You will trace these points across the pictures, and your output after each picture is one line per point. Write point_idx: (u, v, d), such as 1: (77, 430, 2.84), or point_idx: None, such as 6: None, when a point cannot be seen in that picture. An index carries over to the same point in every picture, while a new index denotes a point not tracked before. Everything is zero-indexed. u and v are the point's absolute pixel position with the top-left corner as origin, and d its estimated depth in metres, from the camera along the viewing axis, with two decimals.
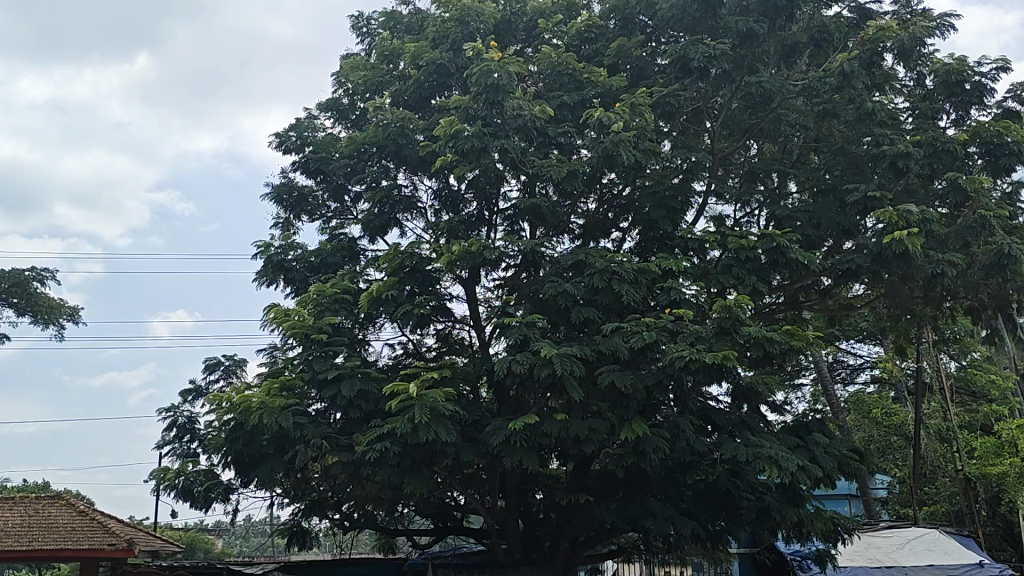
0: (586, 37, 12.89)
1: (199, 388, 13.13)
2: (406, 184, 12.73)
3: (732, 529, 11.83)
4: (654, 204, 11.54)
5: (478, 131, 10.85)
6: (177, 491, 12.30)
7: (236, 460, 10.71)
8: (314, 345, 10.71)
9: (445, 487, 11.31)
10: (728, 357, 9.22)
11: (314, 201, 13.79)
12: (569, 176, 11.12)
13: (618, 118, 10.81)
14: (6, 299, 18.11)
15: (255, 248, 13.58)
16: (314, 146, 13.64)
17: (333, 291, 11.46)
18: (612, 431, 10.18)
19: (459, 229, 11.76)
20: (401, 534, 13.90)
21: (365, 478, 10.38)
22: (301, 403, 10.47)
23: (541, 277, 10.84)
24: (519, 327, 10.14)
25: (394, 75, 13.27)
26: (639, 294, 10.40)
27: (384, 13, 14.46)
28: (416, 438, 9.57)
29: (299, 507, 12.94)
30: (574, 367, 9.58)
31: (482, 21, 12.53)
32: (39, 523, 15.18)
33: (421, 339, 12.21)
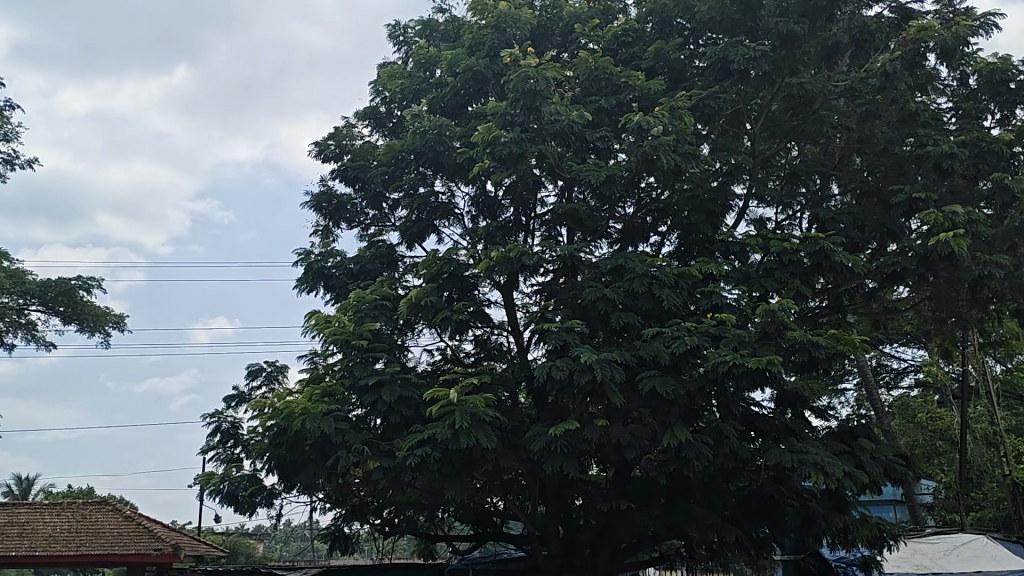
0: (622, 41, 12.83)
1: (242, 394, 13.22)
2: (443, 191, 12.76)
3: (777, 535, 11.74)
4: (694, 207, 11.47)
5: (516, 137, 10.88)
6: (222, 496, 12.42)
7: (278, 465, 10.80)
8: (355, 352, 10.76)
9: (486, 493, 11.31)
10: (772, 362, 9.14)
11: (353, 209, 13.90)
12: (608, 181, 11.08)
13: (657, 122, 10.76)
14: (53, 307, 18.46)
15: (295, 256, 13.73)
16: (353, 154, 13.79)
17: (373, 297, 11.54)
18: (654, 437, 10.13)
19: (496, 235, 11.73)
20: (442, 540, 13.92)
21: (407, 484, 10.41)
22: (343, 409, 10.53)
23: (581, 282, 10.81)
24: (559, 332, 10.13)
25: (431, 83, 13.32)
26: (680, 298, 10.34)
27: (421, 22, 14.53)
28: (457, 444, 9.57)
29: (340, 512, 13.00)
30: (615, 372, 9.54)
31: (519, 27, 12.54)
32: (87, 528, 15.43)
33: (459, 345, 12.22)
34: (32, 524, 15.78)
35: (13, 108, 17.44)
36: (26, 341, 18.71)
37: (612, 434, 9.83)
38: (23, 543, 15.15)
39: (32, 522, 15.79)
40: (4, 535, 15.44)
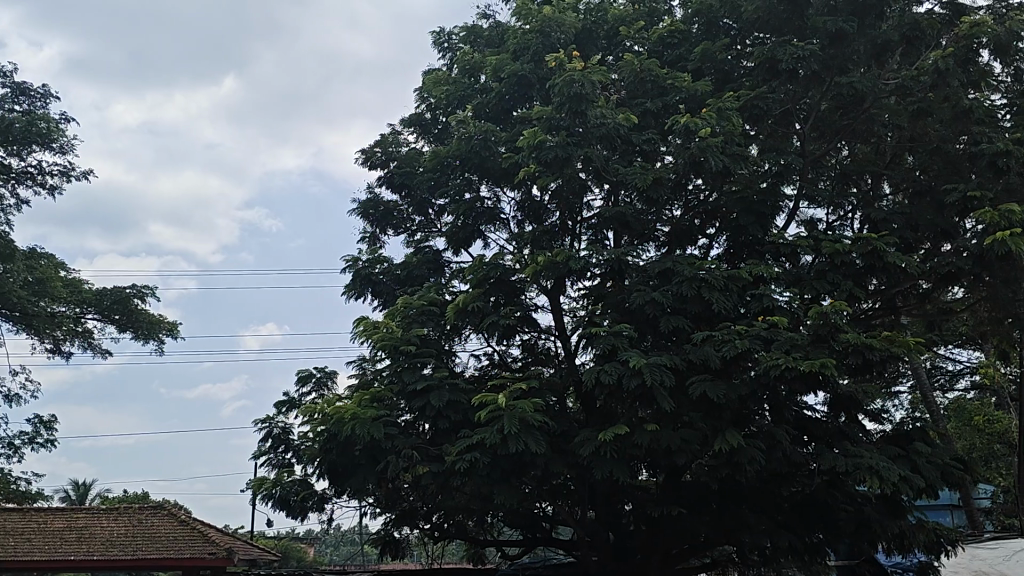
0: (668, 42, 12.76)
1: (292, 400, 13.34)
2: (489, 197, 12.79)
3: (831, 540, 11.57)
4: (743, 209, 11.34)
5: (562, 141, 10.86)
6: (274, 500, 12.53)
7: (329, 470, 10.88)
8: (403, 357, 10.83)
9: (535, 499, 11.29)
10: (825, 365, 9.01)
11: (400, 215, 13.99)
12: (655, 184, 11.02)
13: (705, 123, 10.69)
14: (109, 316, 18.84)
15: (343, 263, 13.86)
16: (399, 161, 13.87)
17: (420, 303, 11.59)
18: (704, 441, 10.03)
19: (543, 240, 11.73)
20: (490, 545, 13.92)
21: (456, 489, 10.43)
22: (391, 414, 10.58)
23: (628, 286, 10.76)
24: (607, 336, 10.08)
25: (476, 89, 13.37)
26: (730, 301, 10.24)
27: (465, 28, 14.57)
28: (505, 449, 9.57)
29: (389, 517, 13.06)
30: (665, 377, 9.47)
31: (564, 31, 12.50)
32: (143, 533, 15.76)
33: (506, 350, 12.22)
34: (89, 528, 16.10)
35: (69, 121, 17.87)
36: (83, 349, 19.10)
37: (662, 438, 9.74)
38: (82, 547, 15.46)
39: (89, 527, 16.15)
40: (63, 539, 15.77)
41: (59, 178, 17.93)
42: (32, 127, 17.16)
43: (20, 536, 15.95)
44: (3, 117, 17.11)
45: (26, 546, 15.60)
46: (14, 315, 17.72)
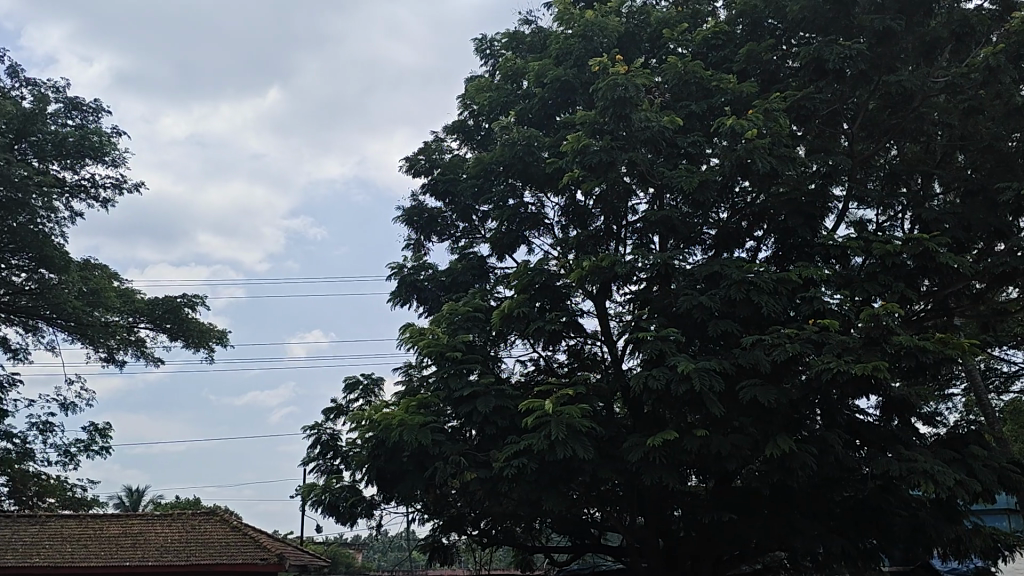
0: (712, 44, 12.65)
1: (340, 407, 13.43)
2: (533, 202, 12.78)
3: (885, 546, 11.35)
4: (791, 211, 11.19)
5: (607, 145, 10.83)
6: (324, 506, 12.62)
7: (376, 476, 10.94)
8: (450, 364, 10.86)
9: (582, 505, 11.24)
10: (878, 368, 8.86)
11: (444, 222, 14.04)
12: (701, 187, 10.94)
13: (751, 125, 10.59)
14: (161, 325, 19.16)
15: (388, 270, 13.94)
16: (443, 168, 13.93)
17: (466, 309, 11.60)
18: (755, 446, 9.92)
19: (588, 245, 11.70)
20: (538, 551, 13.87)
21: (504, 495, 10.42)
22: (438, 420, 10.62)
23: (675, 290, 10.67)
24: (654, 341, 10.01)
25: (519, 95, 13.38)
26: (780, 305, 10.11)
27: (507, 34, 14.59)
28: (553, 455, 9.53)
29: (437, 523, 13.06)
30: (714, 381, 9.38)
31: (606, 35, 12.45)
32: (196, 539, 16.10)
33: (552, 355, 12.19)
34: (144, 534, 16.43)
35: (120, 135, 18.23)
36: (136, 358, 19.44)
37: (712, 444, 9.65)
38: (137, 552, 15.75)
39: (144, 533, 16.48)
40: (119, 545, 16.07)
41: (111, 191, 18.28)
42: (85, 140, 17.54)
43: (76, 543, 16.23)
44: (57, 131, 17.38)
45: (83, 551, 15.88)
46: (69, 325, 18.14)
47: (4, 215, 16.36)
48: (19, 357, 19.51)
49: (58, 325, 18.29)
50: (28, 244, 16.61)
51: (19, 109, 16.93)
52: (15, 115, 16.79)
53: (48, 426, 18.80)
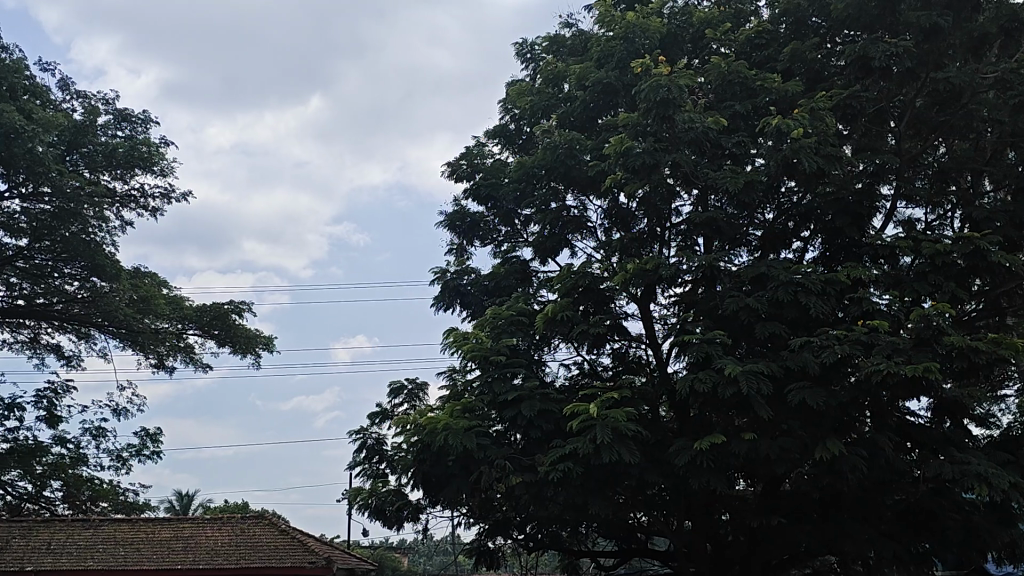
0: (756, 43, 12.55)
1: (385, 411, 13.50)
2: (575, 205, 12.76)
3: (938, 550, 11.14)
4: (838, 211, 11.07)
5: (650, 147, 10.79)
6: (371, 510, 12.69)
7: (422, 480, 10.98)
8: (494, 368, 10.88)
9: (629, 509, 11.18)
10: (928, 369, 8.72)
11: (486, 226, 14.07)
12: (746, 187, 10.85)
13: (797, 123, 10.49)
14: (209, 331, 19.41)
15: (431, 275, 14.01)
16: (484, 172, 13.95)
17: (509, 313, 11.60)
18: (804, 450, 9.79)
19: (632, 247, 11.65)
20: (585, 555, 13.82)
21: (548, 499, 10.40)
22: (483, 424, 10.64)
23: (721, 292, 10.58)
24: (700, 344, 9.94)
25: (561, 98, 13.36)
26: (828, 306, 9.98)
27: (548, 38, 14.56)
28: (599, 459, 9.50)
29: (483, 527, 13.07)
30: (761, 384, 9.29)
31: (648, 37, 12.39)
32: (246, 542, 16.41)
33: (596, 358, 12.15)
34: (195, 537, 16.74)
35: (168, 145, 18.54)
36: (185, 364, 19.73)
37: (760, 447, 9.54)
38: (188, 555, 16.05)
39: (196, 536, 16.80)
40: (171, 548, 16.37)
41: (160, 201, 18.59)
42: (134, 151, 17.88)
43: (129, 547, 16.52)
44: (107, 142, 17.72)
45: (136, 554, 16.19)
46: (120, 331, 18.47)
47: (57, 225, 16.70)
48: (72, 364, 19.89)
49: (109, 332, 18.62)
50: (80, 253, 16.96)
51: (71, 121, 17.42)
52: (67, 127, 17.25)
53: (101, 431, 19.15)
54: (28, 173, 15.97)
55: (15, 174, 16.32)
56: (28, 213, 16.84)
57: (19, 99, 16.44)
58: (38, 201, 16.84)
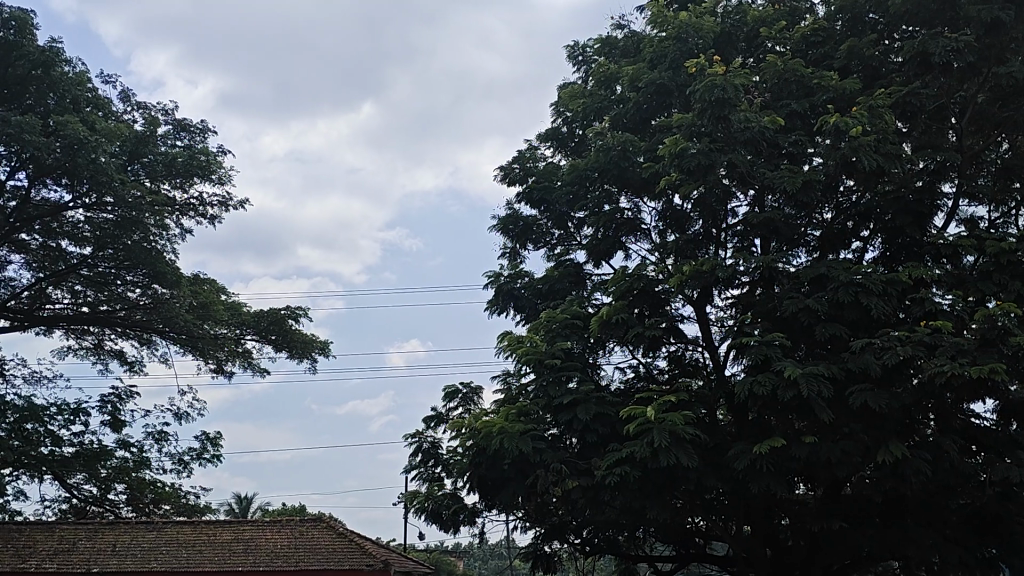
0: (811, 41, 12.33)
1: (440, 415, 13.54)
2: (629, 208, 12.68)
3: (1006, 555, 10.84)
4: (899, 210, 10.85)
5: (705, 147, 10.68)
6: (427, 513, 12.75)
7: (478, 484, 10.99)
8: (549, 371, 10.85)
9: (686, 513, 11.07)
10: (995, 370, 8.48)
11: (539, 229, 14.04)
12: (804, 187, 10.67)
13: (856, 121, 10.29)
14: (266, 337, 19.68)
15: (485, 279, 14.03)
16: (537, 176, 13.94)
17: (563, 316, 11.56)
18: (866, 453, 9.59)
19: (687, 249, 11.55)
20: (642, 560, 13.72)
21: (605, 503, 10.33)
22: (539, 428, 10.61)
23: (779, 293, 10.42)
24: (758, 346, 9.81)
25: (613, 100, 13.28)
26: (890, 307, 9.77)
27: (599, 40, 14.48)
28: (656, 463, 9.41)
29: (539, 531, 13.04)
30: (821, 386, 9.12)
31: (702, 36, 12.29)
32: (307, 543, 16.68)
33: (652, 362, 12.03)
34: (255, 539, 17.04)
35: (225, 153, 18.86)
36: (243, 369, 20.03)
37: (821, 451, 9.38)
38: (249, 557, 16.36)
39: (256, 538, 17.11)
40: (231, 549, 16.66)
41: (218, 208, 18.91)
42: (193, 161, 18.22)
43: (192, 548, 16.85)
44: (166, 152, 18.06)
45: (198, 556, 16.50)
46: (181, 337, 18.82)
47: (120, 233, 17.07)
48: (135, 369, 20.31)
49: (170, 338, 18.97)
50: (142, 261, 17.30)
51: (132, 132, 17.80)
52: (128, 137, 17.62)
53: (163, 435, 19.53)
54: (91, 182, 16.30)
55: (79, 184, 16.70)
56: (91, 222, 17.19)
57: (82, 111, 16.89)
58: (101, 211, 17.13)
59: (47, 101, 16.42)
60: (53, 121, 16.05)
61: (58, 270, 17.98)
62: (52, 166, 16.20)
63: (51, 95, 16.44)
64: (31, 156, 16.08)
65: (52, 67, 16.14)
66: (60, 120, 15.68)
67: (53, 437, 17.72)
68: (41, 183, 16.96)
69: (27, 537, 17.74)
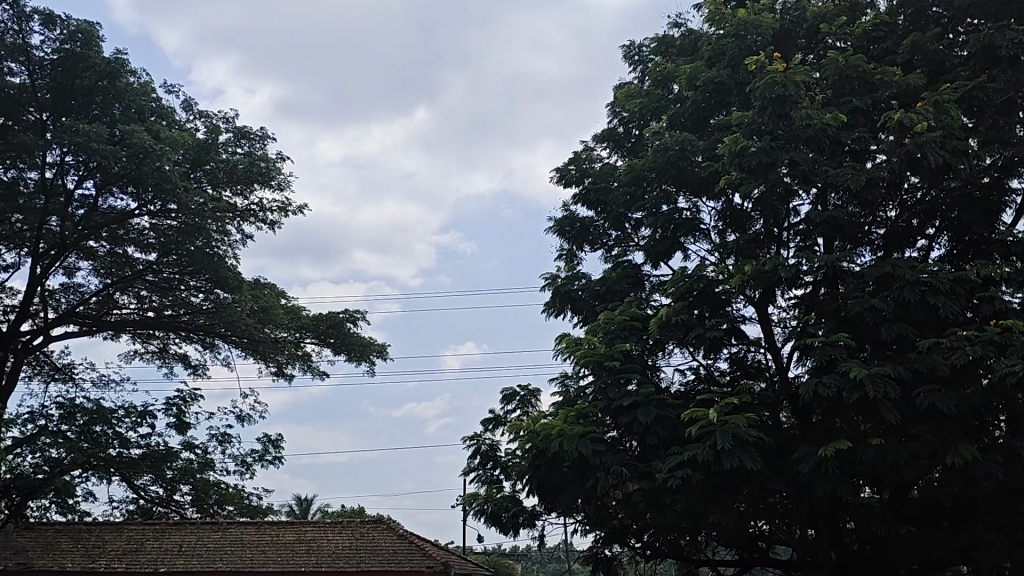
0: (873, 36, 12.01)
1: (498, 417, 13.54)
2: (688, 208, 12.55)
3: None
4: (966, 207, 10.55)
5: (766, 146, 10.52)
6: (487, 515, 12.74)
7: (538, 487, 10.95)
8: (608, 373, 10.76)
9: (749, 516, 10.89)
10: None
11: (596, 231, 13.94)
12: (869, 185, 10.45)
13: (921, 117, 10.05)
14: (325, 339, 19.88)
15: (542, 281, 13.99)
16: (593, 177, 13.86)
17: (622, 318, 11.46)
18: (935, 456, 9.35)
19: (748, 249, 11.38)
20: (704, 565, 13.52)
21: (667, 506, 10.24)
22: (599, 431, 10.53)
23: (844, 293, 10.21)
24: (822, 347, 9.62)
25: (670, 99, 13.15)
26: (958, 306, 9.51)
27: (655, 39, 14.35)
28: (719, 465, 9.28)
29: (600, 535, 12.94)
30: (888, 387, 8.92)
31: (761, 33, 12.11)
32: (368, 544, 16.87)
33: (713, 363, 11.88)
34: (317, 540, 17.23)
35: (284, 159, 19.13)
36: (303, 371, 20.25)
37: (888, 454, 9.17)
38: (312, 557, 16.55)
39: (318, 539, 17.30)
40: (294, 550, 16.87)
41: (278, 214, 19.17)
42: (253, 167, 18.49)
43: (256, 548, 17.11)
44: (228, 160, 18.37)
45: (262, 557, 16.73)
46: (243, 341, 19.11)
47: (183, 240, 17.40)
48: (198, 372, 20.68)
49: (232, 342, 19.29)
50: (205, 267, 17.60)
51: (194, 140, 18.14)
52: (191, 145, 17.96)
53: (226, 437, 19.85)
54: (156, 190, 16.62)
55: (144, 192, 17.06)
56: (156, 229, 17.54)
57: (147, 121, 17.26)
58: (165, 218, 17.47)
59: (113, 111, 16.88)
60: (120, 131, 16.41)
61: (124, 276, 18.38)
62: (119, 175, 16.56)
63: (117, 106, 16.84)
64: (99, 166, 16.45)
65: (118, 78, 16.51)
66: (126, 129, 16.08)
67: (121, 439, 18.11)
68: (108, 191, 17.36)
69: (97, 537, 18.14)
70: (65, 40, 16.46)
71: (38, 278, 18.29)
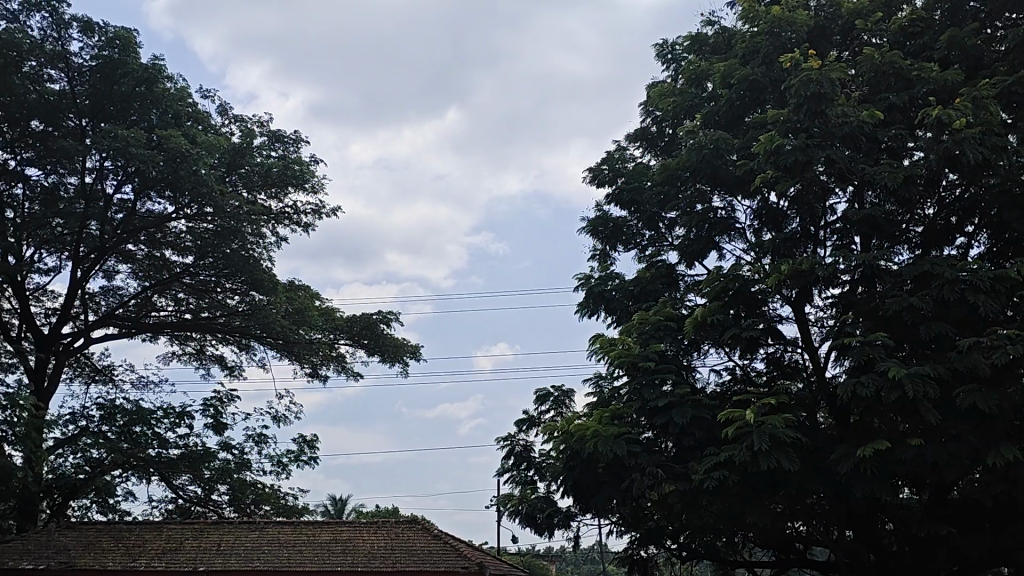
0: (910, 32, 11.87)
1: (532, 418, 13.53)
2: (722, 206, 12.47)
3: None
4: (1006, 204, 10.39)
5: (802, 144, 10.42)
6: (521, 516, 12.74)
7: (573, 487, 10.94)
8: (643, 374, 10.72)
9: (786, 517, 10.79)
10: None
11: (629, 231, 13.88)
12: (906, 182, 10.32)
13: (959, 114, 9.90)
14: (359, 341, 19.99)
15: (575, 281, 13.97)
16: (626, 177, 13.81)
17: (657, 318, 11.41)
18: (976, 456, 9.22)
19: (784, 248, 11.29)
20: (740, 566, 13.41)
21: (703, 507, 10.17)
22: (634, 431, 10.49)
23: (881, 292, 10.09)
24: (860, 347, 9.52)
25: (703, 98, 13.08)
26: (998, 305, 9.37)
27: (688, 38, 14.28)
28: (756, 466, 9.21)
29: (635, 535, 12.89)
30: (927, 387, 8.81)
31: (795, 31, 12.01)
32: (403, 544, 16.98)
33: (749, 363, 11.79)
34: (353, 540, 17.33)
35: (317, 162, 19.28)
36: (338, 372, 20.39)
37: (927, 454, 9.06)
38: (348, 557, 16.65)
39: (353, 539, 17.41)
40: (330, 550, 16.98)
41: (312, 216, 19.32)
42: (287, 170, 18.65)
43: (292, 548, 17.24)
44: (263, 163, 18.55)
45: (299, 556, 16.86)
46: (278, 343, 19.28)
47: (220, 242, 17.59)
48: (235, 373, 20.88)
49: (268, 344, 19.46)
50: (241, 269, 17.77)
51: (230, 144, 18.34)
52: (226, 149, 18.18)
53: (262, 438, 20.02)
54: (193, 194, 16.83)
55: (181, 196, 17.27)
56: (193, 232, 17.74)
57: (183, 125, 17.47)
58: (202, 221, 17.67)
59: (151, 116, 17.11)
60: (157, 136, 16.61)
61: (162, 279, 18.60)
62: (156, 179, 16.78)
63: (155, 111, 17.07)
64: (137, 170, 16.68)
65: (155, 84, 16.72)
66: (164, 134, 16.29)
67: (159, 439, 18.33)
68: (146, 195, 17.59)
69: (136, 537, 18.36)
70: (103, 46, 16.80)
71: (79, 281, 18.58)
